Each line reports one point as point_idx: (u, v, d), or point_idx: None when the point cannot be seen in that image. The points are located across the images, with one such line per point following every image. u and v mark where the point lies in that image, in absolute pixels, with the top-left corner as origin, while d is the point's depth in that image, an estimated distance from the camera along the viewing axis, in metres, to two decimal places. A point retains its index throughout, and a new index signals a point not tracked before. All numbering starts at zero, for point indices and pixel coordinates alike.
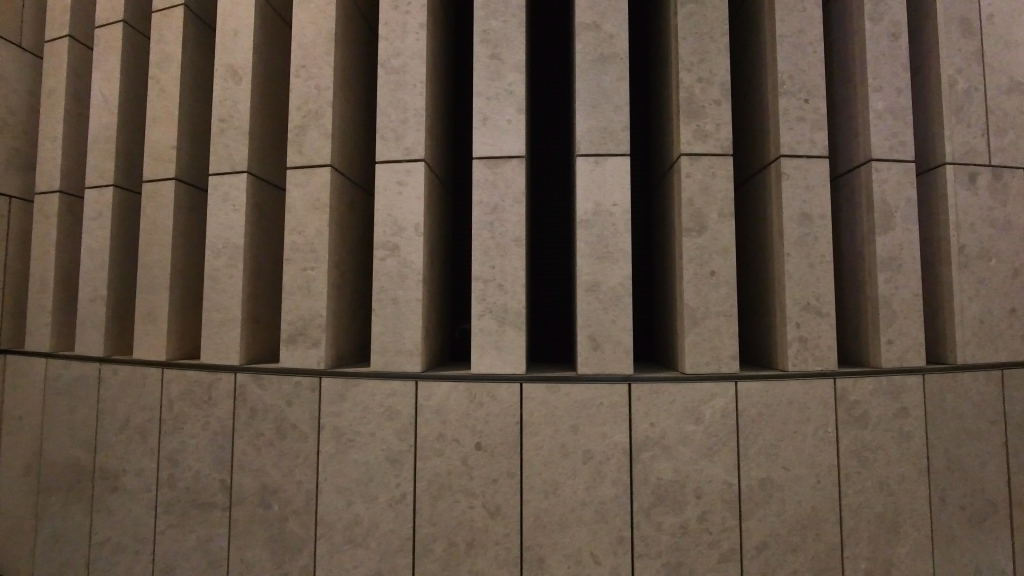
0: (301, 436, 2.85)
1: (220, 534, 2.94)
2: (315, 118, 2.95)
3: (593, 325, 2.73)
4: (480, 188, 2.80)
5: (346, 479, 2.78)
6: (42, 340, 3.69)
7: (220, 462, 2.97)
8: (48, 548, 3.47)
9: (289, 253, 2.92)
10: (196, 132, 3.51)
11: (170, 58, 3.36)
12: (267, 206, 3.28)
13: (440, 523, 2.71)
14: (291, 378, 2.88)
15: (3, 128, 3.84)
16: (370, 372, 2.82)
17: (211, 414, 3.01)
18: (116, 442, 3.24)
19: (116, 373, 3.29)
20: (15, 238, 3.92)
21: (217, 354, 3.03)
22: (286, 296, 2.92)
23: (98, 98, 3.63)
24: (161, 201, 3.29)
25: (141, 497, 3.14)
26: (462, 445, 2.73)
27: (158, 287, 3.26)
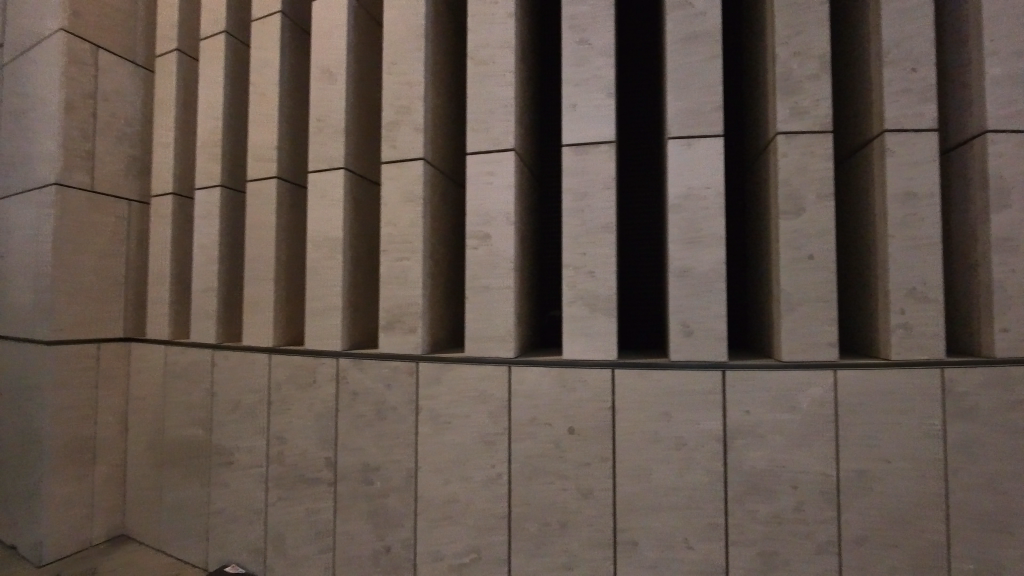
0: (400, 419, 2.99)
1: (326, 509, 3.12)
2: (407, 112, 3.06)
3: (686, 310, 2.71)
4: (569, 175, 2.84)
5: (443, 460, 2.89)
6: (161, 328, 4.01)
7: (325, 441, 3.15)
8: (171, 516, 3.79)
9: (386, 245, 3.06)
10: (295, 133, 3.70)
11: (269, 63, 3.57)
12: (364, 200, 3.43)
13: (533, 504, 2.77)
14: (388, 363, 3.02)
15: (122, 137, 4.19)
16: (464, 357, 2.92)
17: (315, 396, 3.19)
18: (229, 421, 3.49)
19: (228, 358, 3.54)
20: (135, 236, 4.27)
21: (320, 340, 3.21)
22: (384, 285, 3.06)
23: (205, 105, 3.90)
24: (265, 198, 3.50)
25: (253, 472, 3.37)
26: (554, 428, 2.77)
27: (263, 278, 3.47)
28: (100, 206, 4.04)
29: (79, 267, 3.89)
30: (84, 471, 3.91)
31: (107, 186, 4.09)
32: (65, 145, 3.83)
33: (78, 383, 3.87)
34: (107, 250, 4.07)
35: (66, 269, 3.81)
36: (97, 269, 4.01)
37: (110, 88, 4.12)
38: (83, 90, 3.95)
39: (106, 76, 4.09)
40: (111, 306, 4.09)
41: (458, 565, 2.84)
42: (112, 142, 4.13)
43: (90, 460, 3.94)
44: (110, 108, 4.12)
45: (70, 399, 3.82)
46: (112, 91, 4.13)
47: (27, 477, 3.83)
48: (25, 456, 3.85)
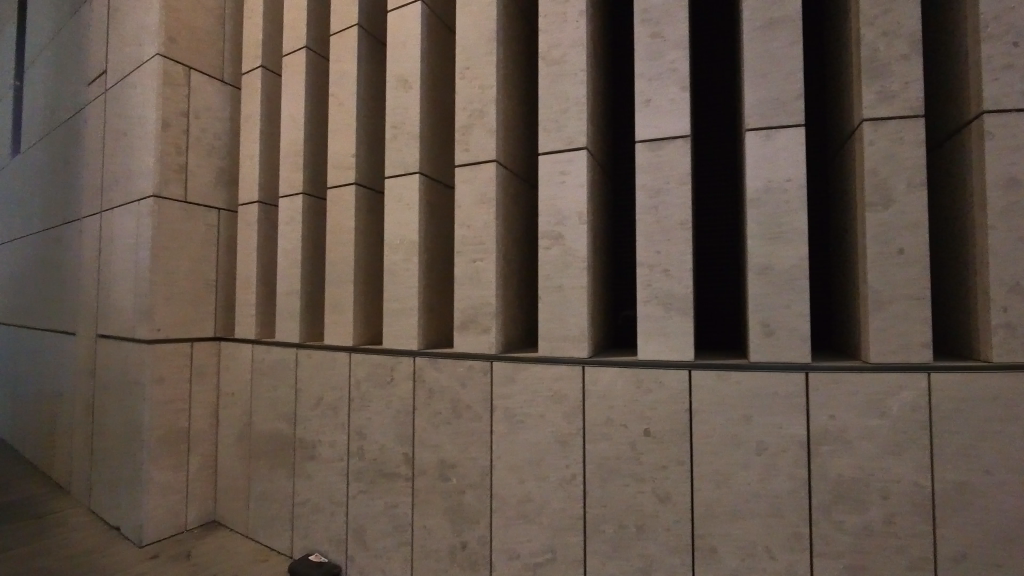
0: (475, 416, 3.04)
1: (404, 503, 3.21)
2: (480, 116, 3.11)
3: (765, 308, 2.63)
4: (644, 172, 2.83)
5: (518, 458, 2.92)
6: (248, 329, 4.23)
7: (403, 438, 3.24)
8: (258, 507, 3.98)
9: (460, 246, 3.12)
10: (371, 140, 3.83)
11: (347, 73, 3.71)
12: (438, 203, 3.52)
13: (608, 505, 2.75)
14: (464, 362, 3.08)
15: (212, 150, 4.46)
16: (538, 356, 2.94)
17: (393, 394, 3.29)
18: (312, 417, 3.65)
19: (310, 357, 3.69)
20: (224, 243, 4.53)
21: (398, 340, 3.31)
22: (459, 285, 3.13)
23: (287, 117, 4.09)
24: (344, 204, 3.64)
25: (334, 466, 3.51)
26: (629, 430, 2.74)
27: (343, 280, 3.61)
28: (193, 215, 4.31)
29: (175, 272, 4.17)
30: (180, 460, 4.18)
31: (199, 197, 4.36)
32: (162, 160, 4.11)
33: (174, 379, 4.13)
34: (199, 256, 4.33)
35: (163, 274, 4.08)
36: (190, 274, 4.28)
37: (200, 105, 4.39)
38: (177, 108, 4.22)
39: (197, 94, 4.36)
40: (203, 308, 4.35)
41: (534, 563, 2.86)
42: (202, 155, 4.39)
43: (185, 450, 4.21)
44: (201, 124, 4.39)
45: (167, 394, 4.09)
46: (203, 108, 4.40)
47: (130, 465, 4.12)
48: (127, 446, 4.15)
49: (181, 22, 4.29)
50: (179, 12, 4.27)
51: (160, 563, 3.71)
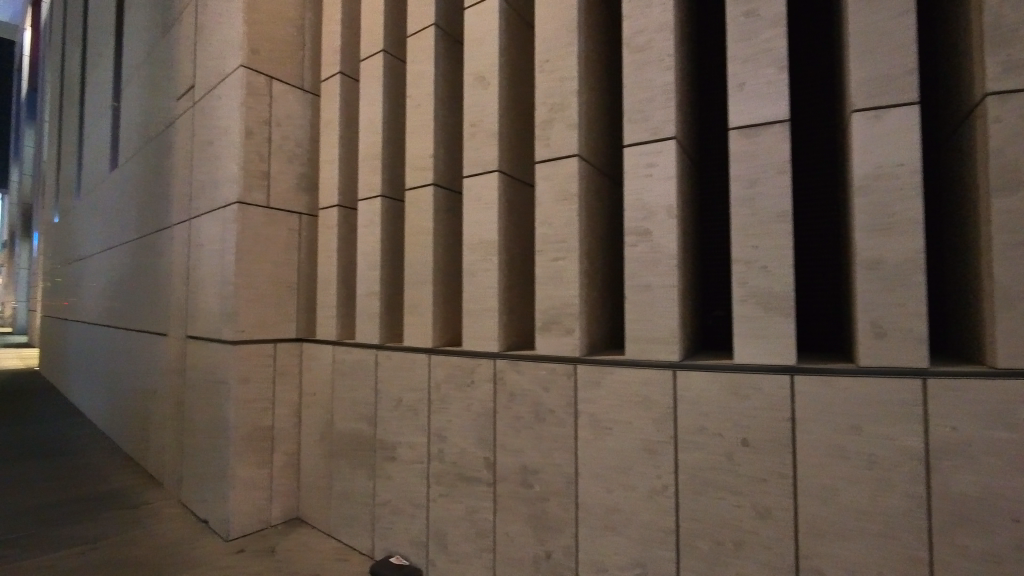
0: (559, 421, 2.93)
1: (485, 508, 3.14)
2: (561, 109, 3.01)
3: (875, 307, 2.37)
4: (738, 162, 2.65)
5: (606, 466, 2.80)
6: (329, 331, 4.29)
7: (483, 441, 3.18)
8: (339, 506, 4.03)
9: (542, 245, 3.03)
10: (449, 141, 3.79)
11: (425, 74, 3.69)
12: (518, 202, 3.43)
13: (703, 519, 2.57)
14: (547, 365, 2.98)
15: (293, 156, 4.56)
16: (624, 359, 2.81)
17: (473, 396, 3.23)
18: (392, 418, 3.64)
19: (389, 358, 3.70)
20: (306, 246, 4.62)
21: (478, 341, 3.25)
22: (540, 285, 3.04)
23: (366, 121, 4.11)
24: (422, 205, 3.62)
25: (414, 467, 3.49)
26: (726, 439, 2.55)
27: (422, 282, 3.58)
28: (275, 219, 4.40)
29: (259, 274, 4.27)
30: (264, 458, 4.27)
31: (281, 202, 4.45)
32: (245, 167, 4.22)
33: (258, 378, 4.23)
34: (281, 259, 4.43)
35: (247, 277, 4.19)
36: (272, 277, 4.37)
37: (283, 112, 4.49)
38: (259, 116, 4.33)
39: (279, 102, 4.46)
40: (285, 310, 4.45)
41: None
42: (284, 162, 4.49)
43: (269, 449, 4.30)
44: (283, 131, 4.49)
45: (251, 394, 4.19)
46: (284, 116, 4.50)
47: (217, 461, 4.24)
48: (214, 443, 4.28)
49: (263, 33, 4.40)
50: (260, 24, 4.39)
51: (246, 558, 3.80)
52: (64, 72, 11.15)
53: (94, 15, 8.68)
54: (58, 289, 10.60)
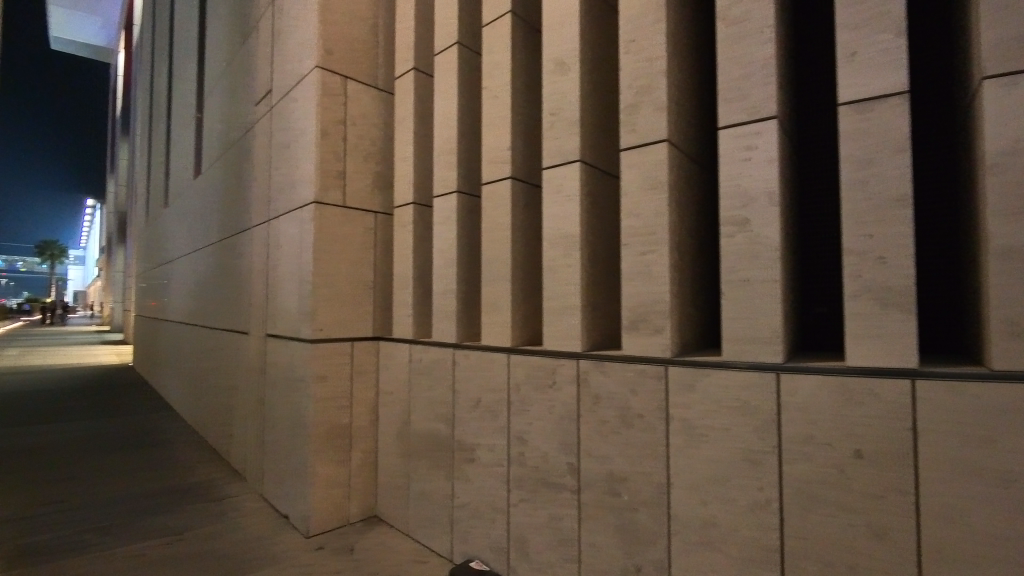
0: (649, 427, 2.77)
1: (571, 516, 3.03)
2: (648, 93, 2.82)
3: (1011, 304, 2.01)
4: (848, 141, 2.38)
5: (700, 476, 2.60)
6: (406, 329, 4.26)
7: (567, 446, 3.07)
8: (417, 506, 4.01)
9: (627, 238, 2.87)
10: (527, 134, 3.67)
11: (502, 64, 3.57)
12: (602, 195, 3.27)
13: (812, 538, 2.32)
14: (635, 366, 2.83)
15: (369, 154, 4.55)
16: (721, 361, 2.60)
17: (555, 399, 3.13)
18: (471, 419, 3.60)
19: (467, 357, 3.65)
20: (381, 244, 4.61)
21: (560, 341, 3.14)
22: (627, 281, 2.87)
23: (441, 116, 4.04)
24: (499, 200, 3.52)
25: (494, 470, 3.44)
26: (836, 450, 2.29)
27: (501, 280, 3.50)
28: (351, 218, 4.41)
29: (337, 273, 4.29)
30: (342, 455, 4.29)
31: (357, 202, 4.46)
32: (323, 166, 4.24)
33: (336, 377, 4.25)
34: (358, 258, 4.44)
35: (325, 276, 4.22)
36: (349, 276, 4.38)
37: (359, 110, 4.50)
38: (334, 115, 4.33)
39: (354, 101, 4.46)
40: (362, 309, 4.45)
41: None
42: (360, 160, 4.49)
43: (348, 447, 4.32)
44: (358, 130, 4.48)
45: (330, 392, 4.22)
46: (359, 115, 4.50)
47: (296, 458, 4.29)
48: (294, 439, 4.33)
49: (338, 33, 4.40)
50: (335, 23, 4.39)
51: (327, 555, 3.82)
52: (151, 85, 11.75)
53: (178, 28, 9.07)
54: (147, 290, 11.20)
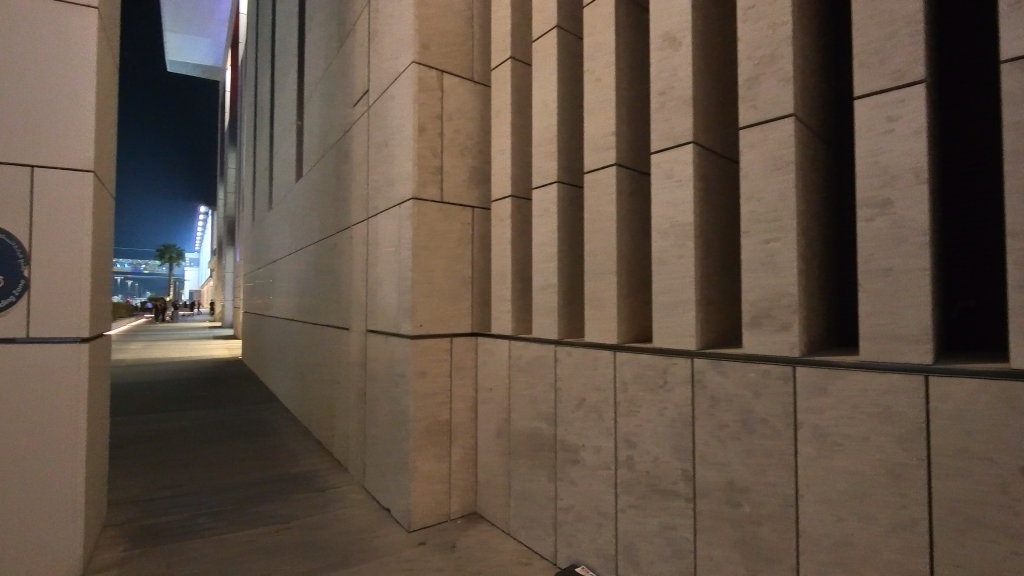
0: (773, 433, 2.55)
1: (685, 526, 2.90)
2: (771, 63, 2.62)
3: None
4: (1014, 104, 2.01)
5: (832, 489, 2.35)
6: (505, 325, 4.18)
7: (680, 450, 2.94)
8: (520, 505, 3.96)
9: (748, 225, 2.69)
10: (632, 118, 3.48)
11: (604, 45, 3.41)
12: (717, 181, 3.05)
13: (971, 569, 1.99)
14: (757, 366, 2.62)
15: (467, 149, 4.51)
16: (856, 362, 2.32)
17: (667, 400, 3.00)
18: (575, 419, 3.53)
19: (570, 355, 3.58)
20: (479, 240, 4.56)
21: (673, 338, 3.00)
22: (747, 273, 2.69)
23: (540, 105, 3.92)
24: (604, 189, 3.39)
25: (601, 473, 3.35)
26: (1000, 467, 1.94)
27: (606, 273, 3.37)
28: (449, 214, 4.39)
29: (436, 269, 4.29)
30: (443, 451, 4.29)
31: (455, 197, 4.43)
32: (420, 162, 4.24)
33: (436, 372, 4.26)
34: (456, 253, 4.42)
35: (424, 272, 4.23)
36: (449, 271, 4.37)
37: (457, 104, 4.46)
38: (431, 111, 4.31)
39: (451, 95, 4.42)
40: (461, 305, 4.43)
41: None
42: (457, 154, 4.45)
43: (448, 442, 4.31)
44: (455, 124, 4.44)
45: (430, 387, 4.22)
46: (455, 109, 4.45)
47: (398, 453, 4.33)
48: (395, 434, 4.38)
49: (434, 27, 4.38)
50: (432, 18, 4.37)
51: (428, 551, 3.83)
52: (257, 95, 12.37)
53: (279, 38, 9.44)
54: (255, 288, 11.84)
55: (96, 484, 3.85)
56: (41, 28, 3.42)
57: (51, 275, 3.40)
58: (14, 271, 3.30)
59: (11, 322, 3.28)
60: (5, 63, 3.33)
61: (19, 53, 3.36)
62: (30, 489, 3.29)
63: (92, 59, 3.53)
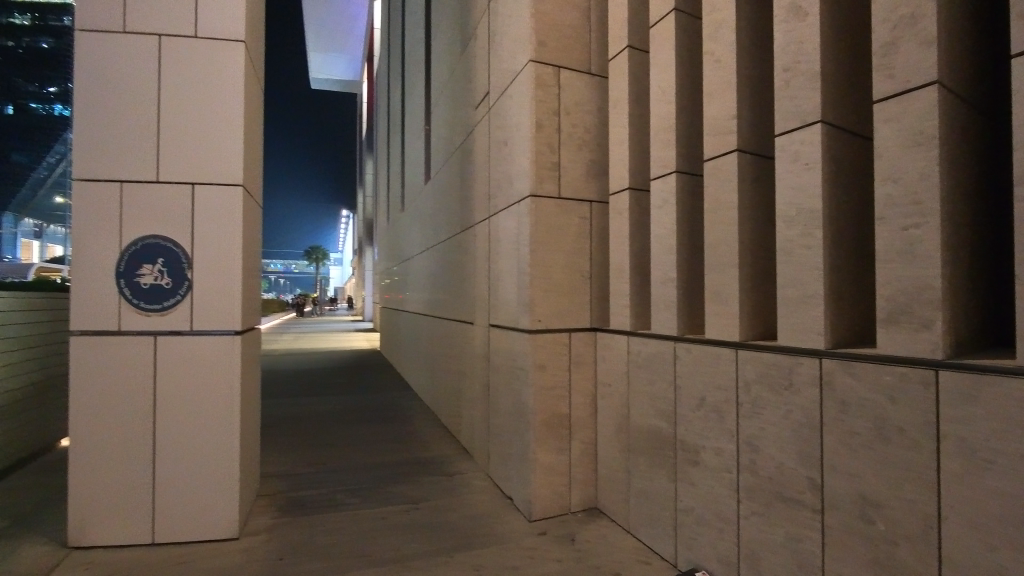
0: (913, 445, 2.29)
1: (812, 538, 2.70)
2: (911, 24, 2.32)
3: None
4: None
5: (982, 512, 2.06)
6: (624, 320, 4.11)
7: (807, 458, 2.72)
8: (639, 503, 3.90)
9: (883, 211, 2.42)
10: (756, 99, 3.25)
11: (724, 23, 3.22)
12: (851, 163, 2.76)
13: None
14: (893, 369, 2.36)
15: (585, 142, 4.48)
16: (1013, 368, 2.01)
17: (792, 402, 2.80)
18: (694, 419, 3.40)
19: (690, 351, 3.45)
20: (598, 233, 4.52)
21: (800, 336, 2.78)
22: (882, 264, 2.42)
23: (657, 91, 3.78)
24: (725, 177, 3.21)
25: (721, 476, 3.20)
26: None
27: (727, 266, 3.20)
28: (568, 209, 4.40)
29: (555, 264, 4.33)
30: (563, 445, 4.34)
31: (573, 192, 4.43)
32: (538, 158, 4.29)
33: (556, 366, 4.31)
34: (575, 248, 4.42)
35: (542, 268, 4.28)
36: (568, 266, 4.39)
37: (574, 98, 4.45)
38: (549, 107, 4.34)
39: (568, 90, 4.41)
40: (579, 300, 4.43)
41: None
42: (575, 148, 4.44)
43: (568, 436, 4.35)
44: (572, 119, 4.43)
45: (549, 381, 4.28)
46: (573, 103, 4.44)
47: (519, 444, 4.44)
48: (517, 425, 4.49)
49: (551, 22, 4.39)
50: (549, 13, 4.39)
51: (548, 541, 3.90)
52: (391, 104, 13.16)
53: (409, 48, 9.96)
54: (391, 284, 12.65)
55: (251, 458, 4.37)
56: (197, 61, 3.93)
57: (214, 276, 3.92)
58: (180, 274, 3.87)
59: (179, 317, 3.86)
60: (172, 95, 3.89)
61: (183, 86, 3.90)
62: (195, 458, 3.84)
63: (239, 84, 3.99)
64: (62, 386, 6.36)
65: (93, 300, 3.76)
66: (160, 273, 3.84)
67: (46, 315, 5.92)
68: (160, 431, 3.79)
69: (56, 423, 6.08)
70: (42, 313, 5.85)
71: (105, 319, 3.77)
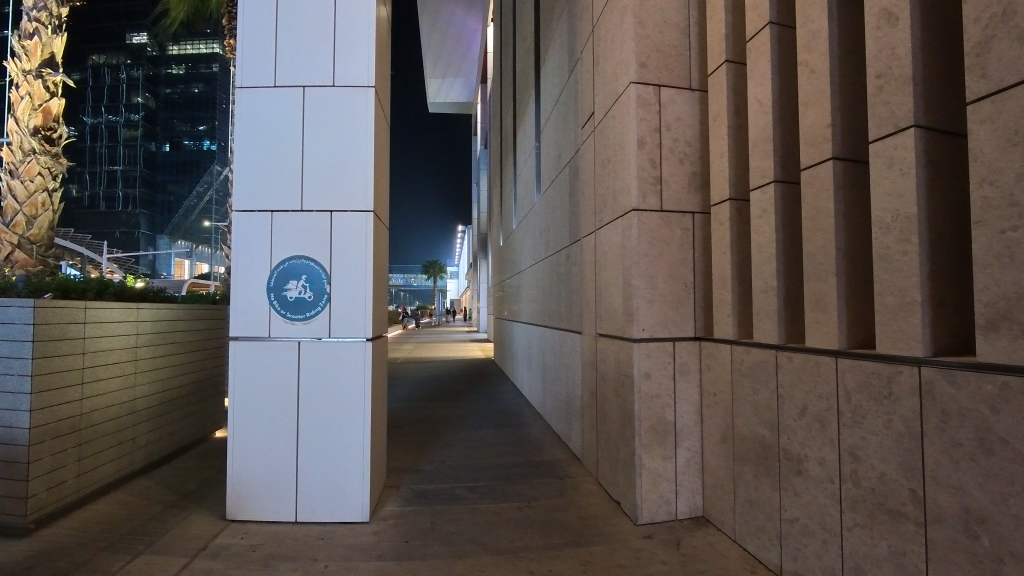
0: (1016, 457, 2.19)
1: (916, 552, 2.62)
2: (1003, 22, 2.26)
3: None
4: None
5: None
6: (727, 329, 4.15)
7: (909, 469, 2.65)
8: (744, 511, 3.89)
9: (981, 214, 2.35)
10: (853, 106, 3.22)
11: (817, 33, 3.24)
12: (950, 166, 2.69)
13: None
14: (994, 378, 2.28)
15: (686, 156, 4.58)
16: None
17: (893, 411, 2.74)
18: (798, 428, 3.38)
19: (791, 360, 3.44)
20: (701, 244, 4.57)
21: (899, 344, 2.72)
22: (982, 269, 2.35)
23: (754, 102, 3.83)
24: (822, 184, 3.21)
25: (824, 486, 3.15)
26: None
27: (827, 273, 3.18)
28: (670, 221, 4.51)
29: (657, 274, 4.45)
30: (668, 452, 4.41)
31: (674, 204, 4.54)
32: (640, 173, 4.45)
33: (660, 374, 4.41)
34: (677, 259, 4.51)
35: (645, 278, 4.42)
36: (671, 276, 4.49)
37: (675, 114, 4.57)
38: (650, 124, 4.50)
39: (669, 107, 4.55)
40: (684, 309, 4.50)
41: None
42: (676, 162, 4.55)
43: (673, 443, 4.42)
44: (673, 134, 4.55)
45: (653, 389, 4.40)
46: (674, 119, 4.56)
47: (626, 450, 4.58)
48: (624, 431, 4.63)
49: (651, 43, 4.56)
50: (648, 35, 4.56)
51: (654, 545, 4.00)
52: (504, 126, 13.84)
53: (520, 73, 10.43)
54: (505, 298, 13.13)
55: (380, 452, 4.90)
56: (333, 107, 4.56)
57: (348, 290, 4.50)
58: (321, 288, 4.49)
59: (318, 325, 4.48)
60: (314, 137, 4.55)
61: (322, 129, 4.55)
62: (330, 448, 4.41)
63: (368, 124, 4.56)
64: (221, 388, 7.35)
65: (251, 310, 4.48)
66: (304, 288, 4.49)
67: (206, 325, 6.90)
68: (302, 423, 4.41)
69: (211, 419, 7.06)
70: (204, 323, 6.84)
71: (263, 328, 4.47)
